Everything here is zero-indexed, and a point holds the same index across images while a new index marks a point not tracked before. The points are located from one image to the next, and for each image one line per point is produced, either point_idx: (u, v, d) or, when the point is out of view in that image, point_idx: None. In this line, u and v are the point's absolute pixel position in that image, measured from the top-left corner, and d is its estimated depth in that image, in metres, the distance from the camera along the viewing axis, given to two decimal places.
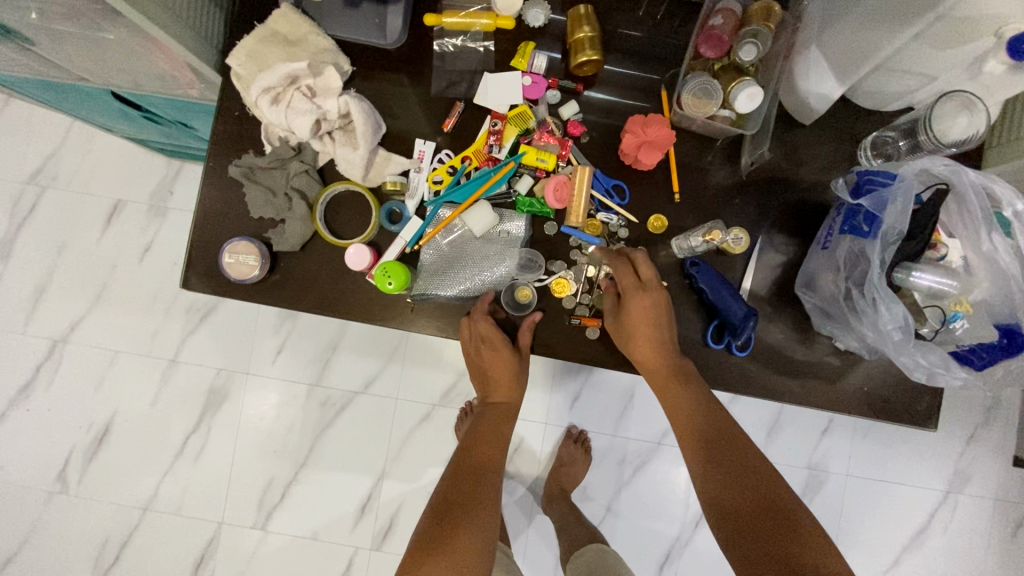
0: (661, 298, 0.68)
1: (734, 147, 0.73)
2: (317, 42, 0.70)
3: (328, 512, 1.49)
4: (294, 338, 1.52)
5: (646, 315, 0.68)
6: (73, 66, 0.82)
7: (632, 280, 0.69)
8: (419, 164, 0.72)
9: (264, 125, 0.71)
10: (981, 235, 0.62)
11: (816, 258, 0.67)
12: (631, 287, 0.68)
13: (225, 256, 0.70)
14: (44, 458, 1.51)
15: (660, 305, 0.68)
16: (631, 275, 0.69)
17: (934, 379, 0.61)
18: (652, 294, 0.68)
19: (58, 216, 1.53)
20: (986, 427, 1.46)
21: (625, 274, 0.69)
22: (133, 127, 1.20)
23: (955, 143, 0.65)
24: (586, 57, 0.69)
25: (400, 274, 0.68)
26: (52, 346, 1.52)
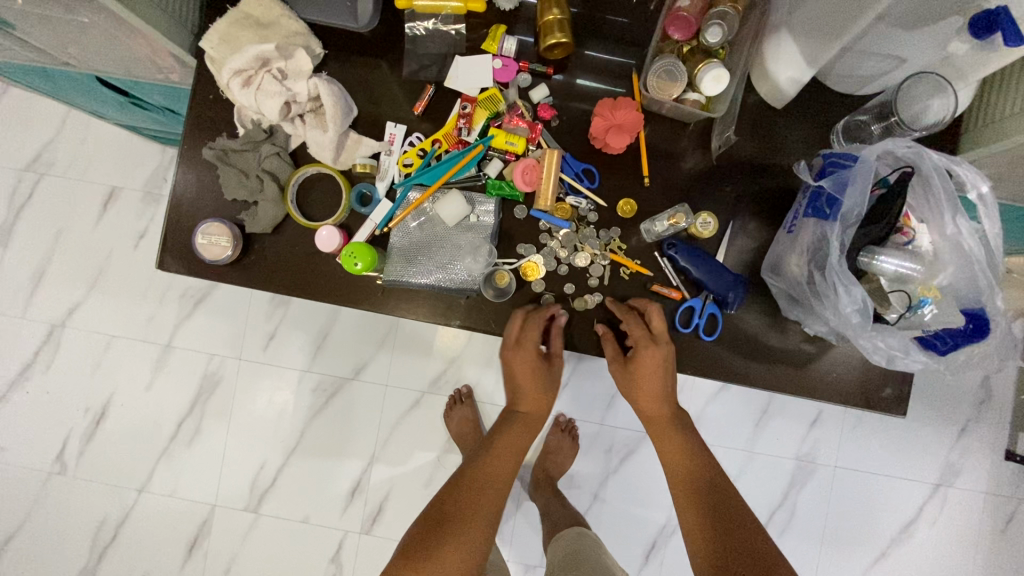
0: (668, 352, 0.69)
1: (705, 131, 0.73)
2: (288, 25, 0.71)
3: (319, 497, 1.52)
4: (286, 325, 1.54)
5: (654, 368, 0.69)
6: (57, 50, 0.84)
7: (642, 332, 0.69)
8: (390, 147, 0.73)
9: (236, 108, 0.72)
10: (946, 219, 0.61)
11: (782, 241, 0.67)
12: (643, 340, 0.69)
13: (198, 237, 0.71)
14: (43, 439, 1.54)
15: (668, 359, 0.69)
16: (641, 326, 0.69)
17: (894, 363, 0.61)
18: (661, 348, 0.69)
19: (56, 202, 1.56)
20: (978, 420, 1.45)
21: (637, 327, 0.69)
22: (123, 113, 1.21)
23: (923, 129, 0.67)
24: (555, 40, 0.69)
25: (366, 255, 0.68)
26: (50, 330, 1.55)
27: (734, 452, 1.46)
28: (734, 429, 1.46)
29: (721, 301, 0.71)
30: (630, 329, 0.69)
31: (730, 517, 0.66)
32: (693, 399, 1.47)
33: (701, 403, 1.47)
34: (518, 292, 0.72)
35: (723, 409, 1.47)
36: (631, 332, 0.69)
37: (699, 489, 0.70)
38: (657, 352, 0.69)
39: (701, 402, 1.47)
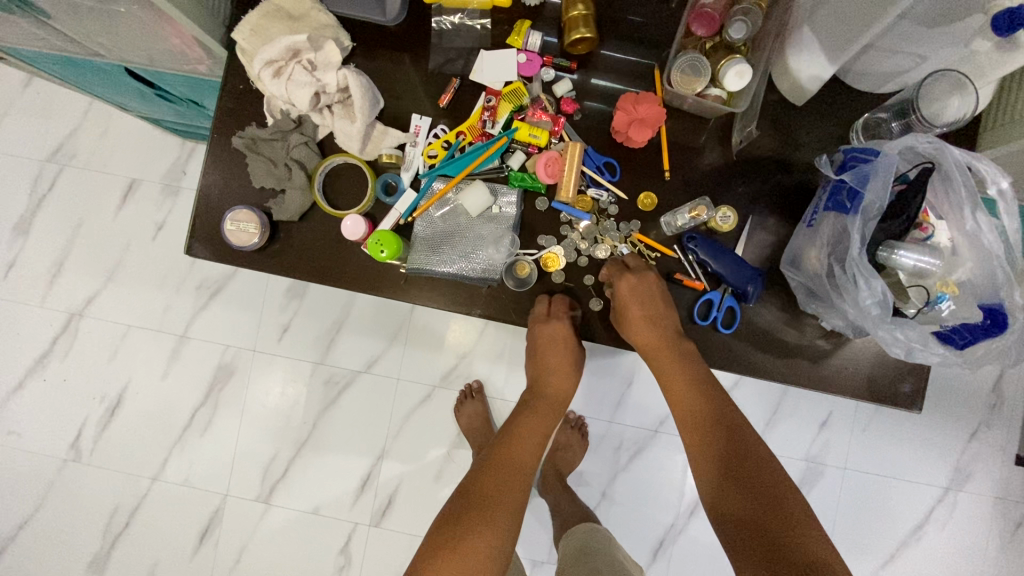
0: (649, 280, 0.71)
1: (725, 127, 0.74)
2: (319, 19, 0.73)
3: (329, 489, 1.53)
4: (300, 318, 1.55)
5: (639, 297, 0.70)
6: (90, 41, 0.86)
7: (620, 266, 0.72)
8: (415, 138, 0.74)
9: (266, 98, 0.73)
10: (966, 215, 0.62)
11: (801, 235, 0.68)
12: (616, 271, 0.71)
13: (227, 224, 0.73)
14: (59, 426, 1.57)
15: (650, 288, 0.71)
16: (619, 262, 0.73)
17: (913, 355, 0.62)
18: (643, 276, 0.71)
19: (77, 193, 1.58)
20: (989, 424, 1.44)
21: (614, 264, 0.72)
22: (146, 105, 1.23)
23: (945, 126, 0.67)
24: (580, 34, 0.70)
25: (392, 244, 0.70)
26: (68, 319, 1.57)
27: None
28: None
29: (739, 295, 0.72)
30: (607, 266, 0.73)
31: (746, 463, 0.64)
32: None
33: None
34: (540, 282, 0.73)
35: None
36: (607, 268, 0.72)
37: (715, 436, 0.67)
38: (640, 281, 0.70)
39: None
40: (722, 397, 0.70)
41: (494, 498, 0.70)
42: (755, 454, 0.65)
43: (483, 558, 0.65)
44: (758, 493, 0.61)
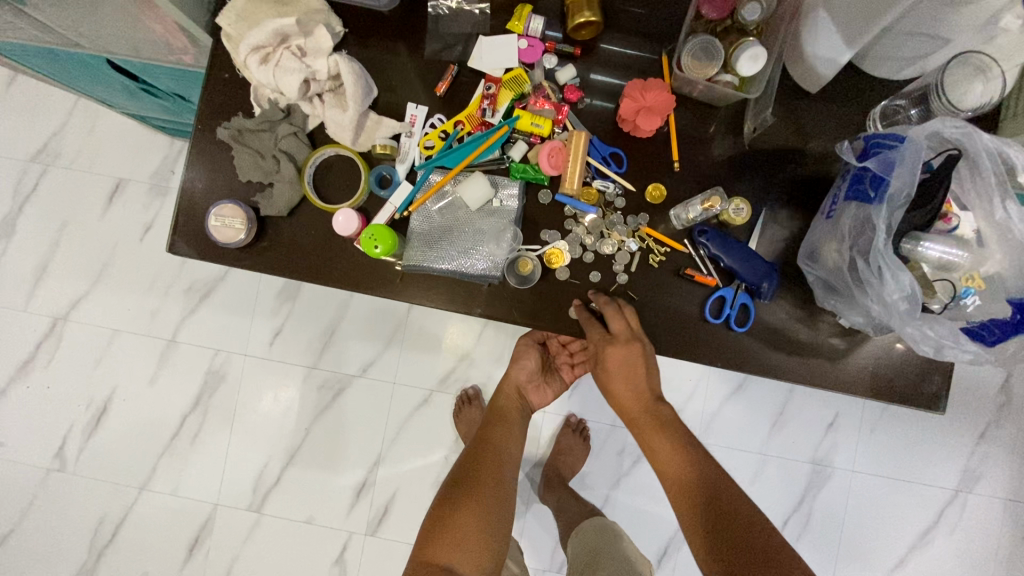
0: (634, 352, 0.66)
1: (736, 115, 0.70)
2: (308, 3, 0.69)
3: (323, 497, 1.48)
4: (292, 320, 1.51)
5: (622, 366, 0.69)
6: (68, 29, 0.82)
7: (603, 336, 0.67)
8: (410, 128, 0.70)
9: (253, 86, 0.69)
10: (994, 204, 0.59)
11: (819, 228, 0.65)
12: (601, 343, 0.67)
13: (211, 219, 0.69)
14: (44, 434, 1.51)
15: (634, 357, 0.67)
16: (600, 329, 0.67)
17: (942, 353, 0.58)
18: (626, 347, 0.67)
19: (61, 193, 1.53)
20: (998, 424, 1.41)
21: (596, 330, 0.67)
22: (131, 101, 1.19)
23: (971, 111, 0.62)
24: (584, 19, 0.67)
25: (386, 239, 0.66)
26: (53, 323, 1.52)
27: (749, 455, 1.43)
28: (749, 431, 1.43)
29: (753, 291, 0.69)
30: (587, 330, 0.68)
31: (733, 523, 0.61)
32: (706, 401, 1.44)
33: (716, 405, 1.43)
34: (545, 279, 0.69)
35: (738, 411, 1.43)
36: (591, 334, 0.68)
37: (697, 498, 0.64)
38: (625, 350, 0.67)
39: (715, 403, 1.43)
40: (702, 453, 0.67)
41: (478, 493, 0.74)
42: (742, 514, 0.62)
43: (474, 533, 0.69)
44: (748, 558, 0.58)
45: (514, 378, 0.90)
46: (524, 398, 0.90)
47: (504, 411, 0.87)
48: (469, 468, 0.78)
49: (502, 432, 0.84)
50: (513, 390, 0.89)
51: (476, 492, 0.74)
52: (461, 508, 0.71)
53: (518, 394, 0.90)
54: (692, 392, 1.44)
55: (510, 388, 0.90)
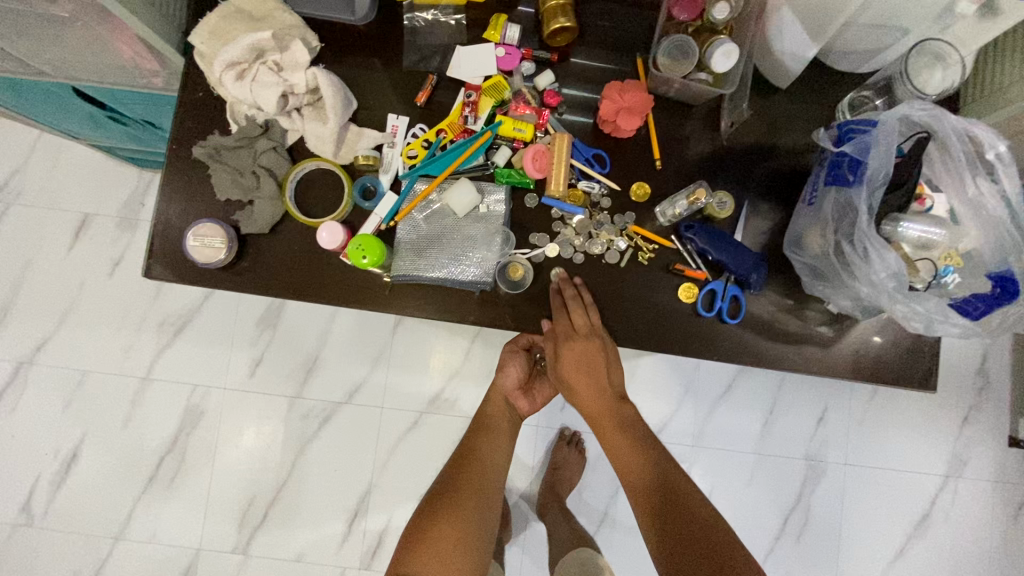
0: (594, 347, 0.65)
1: (713, 112, 0.72)
2: (283, 19, 0.68)
3: (313, 532, 1.42)
4: (273, 349, 1.46)
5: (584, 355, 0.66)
6: (33, 57, 0.80)
7: (567, 327, 0.66)
8: (392, 138, 0.70)
9: (228, 104, 0.68)
10: (965, 182, 0.61)
11: (802, 216, 0.67)
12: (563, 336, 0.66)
13: (190, 239, 0.66)
14: (8, 488, 1.42)
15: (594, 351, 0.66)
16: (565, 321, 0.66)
17: (932, 328, 0.60)
18: (587, 341, 0.66)
19: (24, 231, 1.47)
20: (980, 408, 1.45)
21: (563, 322, 0.66)
22: (96, 131, 1.16)
23: (937, 94, 0.65)
24: (560, 24, 0.68)
25: (375, 249, 0.65)
26: (16, 368, 1.44)
27: (745, 456, 1.42)
28: (742, 432, 1.43)
29: (743, 282, 0.69)
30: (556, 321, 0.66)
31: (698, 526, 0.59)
32: (697, 405, 1.43)
33: (707, 408, 1.43)
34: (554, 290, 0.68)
35: (730, 411, 1.43)
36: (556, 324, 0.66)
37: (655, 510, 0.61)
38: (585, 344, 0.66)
39: (707, 407, 1.43)
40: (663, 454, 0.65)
41: (455, 503, 0.72)
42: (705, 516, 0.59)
43: (452, 547, 0.68)
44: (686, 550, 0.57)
45: (501, 386, 0.84)
46: (512, 406, 0.84)
47: (489, 415, 0.83)
48: (450, 478, 0.76)
49: (481, 437, 0.81)
50: (501, 400, 0.84)
51: (457, 501, 0.72)
52: (439, 520, 0.70)
53: (505, 402, 0.84)
54: (683, 397, 1.43)
55: (497, 397, 0.84)
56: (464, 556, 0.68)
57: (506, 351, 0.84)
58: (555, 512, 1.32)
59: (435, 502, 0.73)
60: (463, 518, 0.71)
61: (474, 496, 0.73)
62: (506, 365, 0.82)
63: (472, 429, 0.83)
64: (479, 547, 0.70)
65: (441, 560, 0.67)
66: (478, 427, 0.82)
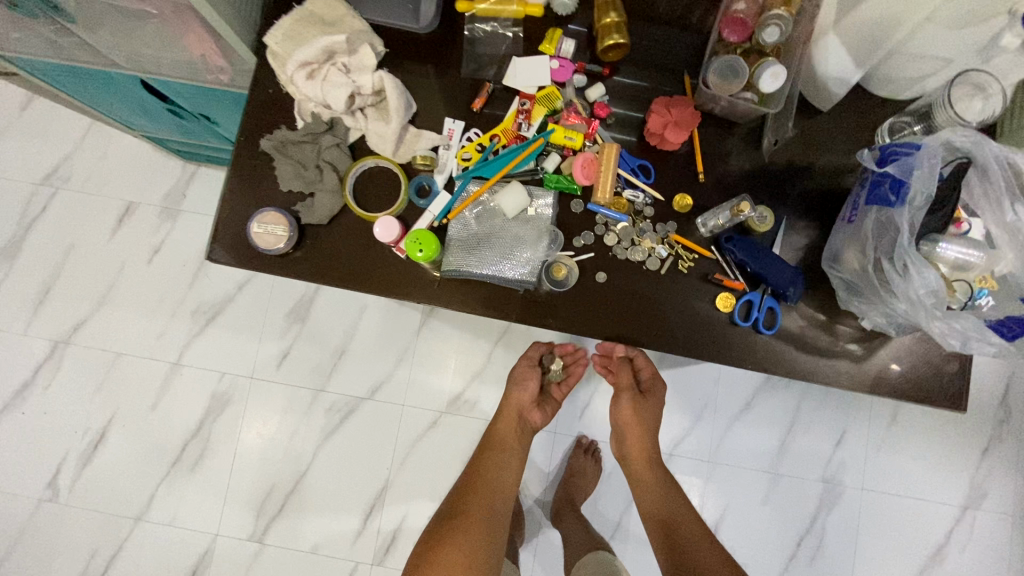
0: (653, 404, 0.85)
1: (756, 130, 0.75)
2: (352, 24, 0.73)
3: (329, 525, 1.44)
4: (302, 342, 1.50)
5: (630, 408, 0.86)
6: (112, 49, 0.85)
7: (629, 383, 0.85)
8: (448, 141, 0.74)
9: (297, 100, 0.72)
10: (1004, 207, 0.63)
11: (841, 232, 0.69)
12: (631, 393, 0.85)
13: (254, 226, 0.70)
14: (36, 463, 1.46)
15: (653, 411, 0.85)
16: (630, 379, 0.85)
17: (968, 346, 0.62)
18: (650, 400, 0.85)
19: (69, 216, 1.53)
20: (1000, 440, 1.44)
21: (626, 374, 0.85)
22: (153, 122, 1.21)
23: (975, 122, 0.66)
24: (613, 40, 0.72)
25: (429, 244, 0.69)
26: (52, 347, 1.49)
27: (761, 475, 1.43)
28: (759, 450, 1.43)
29: (779, 295, 0.71)
30: (620, 376, 0.85)
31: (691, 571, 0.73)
32: (716, 421, 1.44)
33: (725, 424, 1.44)
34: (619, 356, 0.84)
35: (748, 429, 1.44)
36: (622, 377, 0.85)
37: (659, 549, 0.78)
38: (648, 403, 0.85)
39: (725, 423, 1.44)
40: (680, 494, 0.83)
41: (465, 522, 0.75)
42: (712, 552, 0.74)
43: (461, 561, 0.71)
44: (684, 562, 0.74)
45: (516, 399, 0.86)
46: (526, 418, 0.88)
47: (498, 436, 0.86)
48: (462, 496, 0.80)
49: (489, 460, 0.84)
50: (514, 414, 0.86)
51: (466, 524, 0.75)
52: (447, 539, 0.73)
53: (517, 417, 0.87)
54: (701, 413, 1.44)
55: (511, 411, 0.87)
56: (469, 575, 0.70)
57: (519, 367, 0.88)
58: (569, 519, 1.32)
59: (449, 516, 0.76)
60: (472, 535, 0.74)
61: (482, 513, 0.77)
62: (525, 379, 0.85)
63: (481, 450, 0.86)
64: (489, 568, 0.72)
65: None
66: (487, 449, 0.85)
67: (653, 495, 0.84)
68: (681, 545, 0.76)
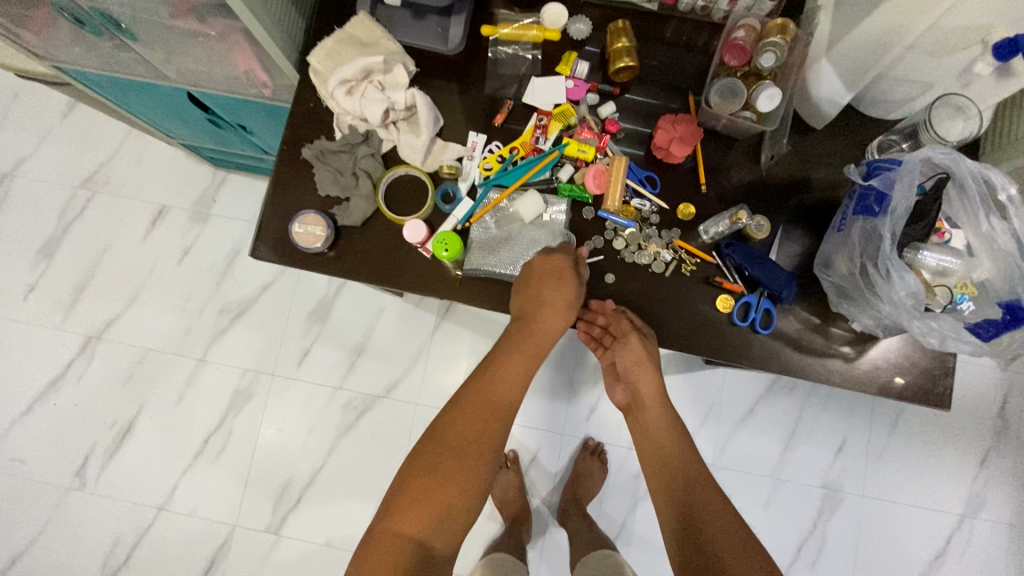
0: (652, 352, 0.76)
1: (755, 146, 0.81)
2: (387, 46, 0.80)
3: (343, 518, 1.50)
4: (321, 341, 1.57)
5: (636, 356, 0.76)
6: (166, 65, 0.94)
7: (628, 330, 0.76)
8: (471, 152, 0.81)
9: (336, 115, 0.80)
10: (980, 218, 0.69)
11: (832, 240, 0.75)
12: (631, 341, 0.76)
13: (295, 226, 0.78)
14: (66, 452, 1.54)
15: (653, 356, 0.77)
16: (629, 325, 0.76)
17: (946, 345, 0.67)
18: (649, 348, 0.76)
19: (106, 218, 1.62)
20: (998, 450, 1.47)
21: (621, 325, 0.76)
22: (190, 131, 1.30)
23: (958, 141, 0.73)
24: (624, 63, 0.79)
25: (455, 245, 0.75)
26: (85, 342, 1.57)
27: (762, 479, 1.47)
28: (761, 454, 1.48)
29: (775, 297, 0.77)
30: (619, 324, 0.76)
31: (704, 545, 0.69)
32: (719, 425, 1.49)
33: (728, 429, 1.49)
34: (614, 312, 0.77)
35: (750, 434, 1.48)
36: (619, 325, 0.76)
37: (668, 511, 0.75)
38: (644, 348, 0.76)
39: (728, 427, 1.49)
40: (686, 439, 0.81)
41: (449, 464, 0.70)
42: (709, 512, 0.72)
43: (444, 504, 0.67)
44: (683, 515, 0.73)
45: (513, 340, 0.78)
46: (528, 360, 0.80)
47: (481, 397, 0.75)
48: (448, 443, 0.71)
49: (468, 425, 0.73)
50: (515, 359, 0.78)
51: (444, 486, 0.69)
52: (422, 492, 0.68)
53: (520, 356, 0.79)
54: (705, 417, 1.49)
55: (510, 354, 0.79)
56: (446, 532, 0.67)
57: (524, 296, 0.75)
58: (576, 516, 1.37)
59: (430, 459, 0.70)
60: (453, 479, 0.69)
61: (466, 467, 0.70)
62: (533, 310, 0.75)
63: (459, 410, 0.74)
64: (471, 515, 0.69)
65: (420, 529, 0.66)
66: (466, 411, 0.74)
67: (659, 440, 0.81)
68: (684, 495, 0.75)
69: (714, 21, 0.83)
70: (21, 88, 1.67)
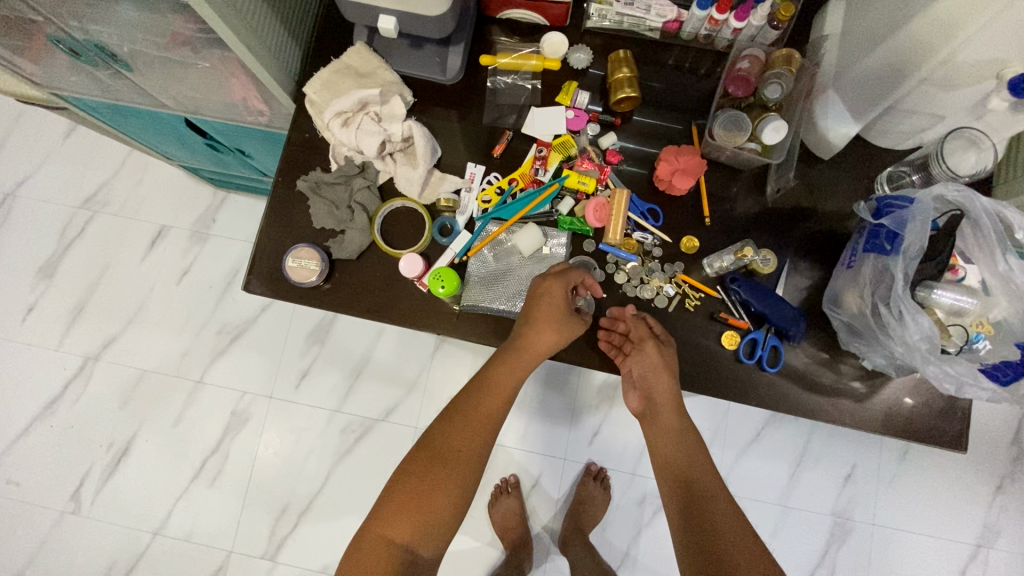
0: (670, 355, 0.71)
1: (760, 177, 0.79)
2: (385, 76, 0.79)
3: (340, 544, 1.47)
4: (319, 363, 1.55)
5: (648, 367, 0.71)
6: (162, 93, 0.93)
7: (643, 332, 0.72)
8: (470, 184, 0.79)
9: (332, 146, 0.79)
10: (996, 257, 0.67)
11: (841, 277, 0.73)
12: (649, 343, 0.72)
13: (289, 260, 0.76)
14: (61, 475, 1.52)
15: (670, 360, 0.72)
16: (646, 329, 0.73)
17: (963, 391, 0.65)
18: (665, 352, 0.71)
19: (105, 238, 1.61)
20: (1013, 478, 1.43)
21: (639, 327, 0.73)
22: (188, 154, 1.29)
23: (969, 175, 0.71)
24: (625, 93, 0.77)
25: (451, 281, 0.73)
26: (82, 363, 1.56)
27: (770, 507, 1.43)
28: (768, 480, 1.44)
29: (782, 334, 0.74)
30: (636, 329, 0.73)
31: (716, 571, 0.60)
32: (724, 451, 1.46)
33: (734, 454, 1.45)
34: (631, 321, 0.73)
35: (756, 460, 1.45)
36: (636, 329, 0.73)
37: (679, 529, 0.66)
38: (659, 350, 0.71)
39: (734, 453, 1.45)
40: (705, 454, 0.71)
41: (431, 466, 0.67)
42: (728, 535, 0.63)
43: (418, 510, 0.65)
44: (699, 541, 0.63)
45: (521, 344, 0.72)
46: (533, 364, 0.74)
47: (486, 407, 0.71)
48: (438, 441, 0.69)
49: (469, 432, 0.69)
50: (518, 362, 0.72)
51: (432, 489, 0.66)
52: (409, 494, 0.66)
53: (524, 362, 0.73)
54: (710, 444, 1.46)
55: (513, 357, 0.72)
56: (429, 533, 0.65)
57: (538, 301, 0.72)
58: (578, 545, 1.33)
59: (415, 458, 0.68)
60: (432, 481, 0.66)
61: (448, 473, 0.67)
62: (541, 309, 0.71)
63: (462, 412, 0.71)
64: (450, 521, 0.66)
65: (399, 532, 0.64)
66: (468, 419, 0.70)
67: (669, 454, 0.72)
68: (703, 513, 0.66)
69: (717, 49, 0.82)
70: (24, 110, 1.68)
